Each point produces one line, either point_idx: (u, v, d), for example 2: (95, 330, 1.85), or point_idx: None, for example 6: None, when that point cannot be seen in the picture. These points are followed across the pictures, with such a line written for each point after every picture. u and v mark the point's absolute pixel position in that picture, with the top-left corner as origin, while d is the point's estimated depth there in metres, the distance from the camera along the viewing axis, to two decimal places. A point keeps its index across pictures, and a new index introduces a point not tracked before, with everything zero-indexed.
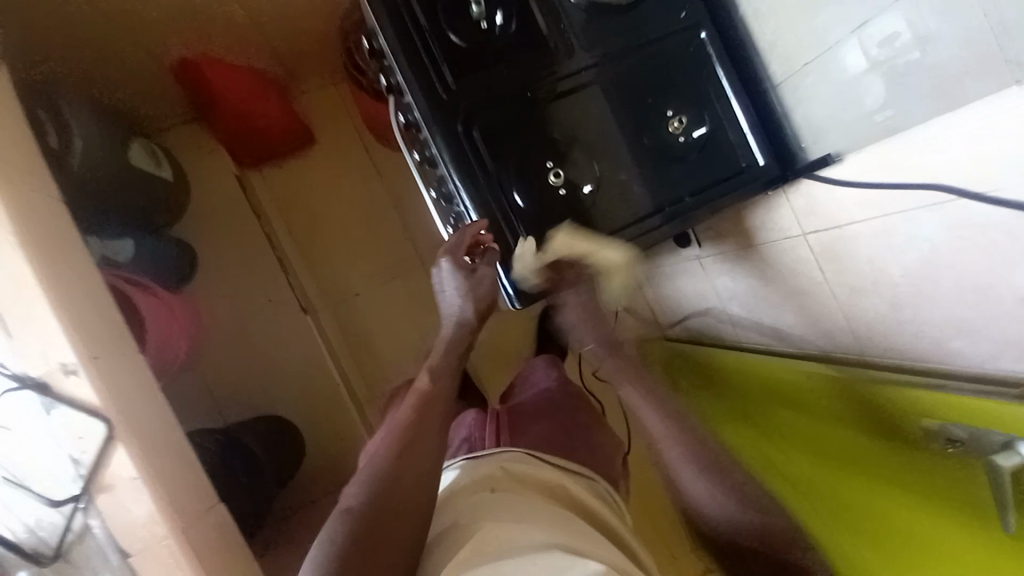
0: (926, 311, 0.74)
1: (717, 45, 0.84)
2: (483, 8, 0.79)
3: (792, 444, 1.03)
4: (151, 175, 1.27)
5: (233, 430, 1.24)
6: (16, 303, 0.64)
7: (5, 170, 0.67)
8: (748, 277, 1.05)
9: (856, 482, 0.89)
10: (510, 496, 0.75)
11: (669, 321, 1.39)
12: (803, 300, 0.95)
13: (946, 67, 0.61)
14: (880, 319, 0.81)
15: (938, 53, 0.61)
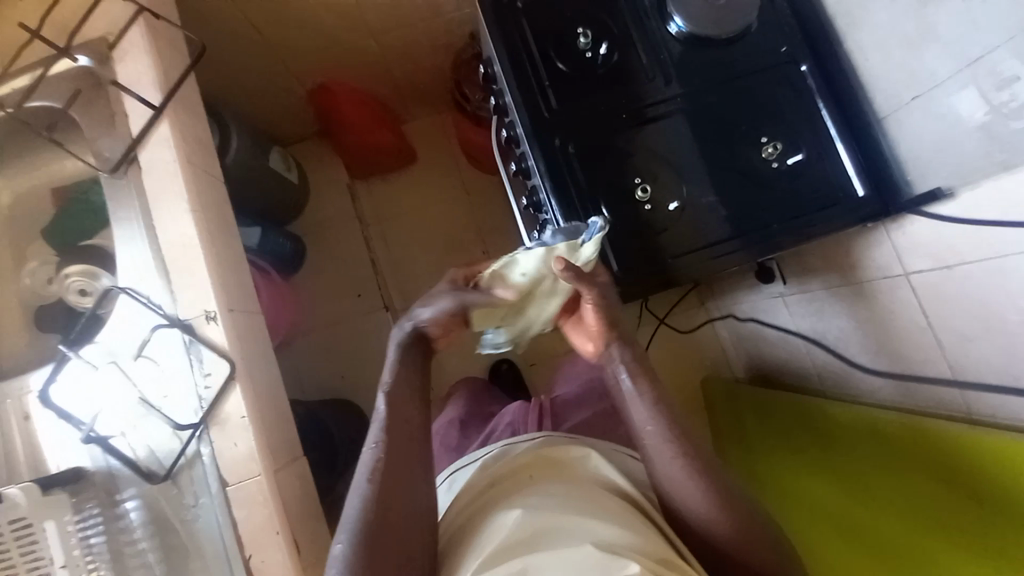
0: None
1: (819, 77, 0.85)
2: (589, 41, 0.87)
3: (825, 480, 0.97)
4: (282, 177, 1.47)
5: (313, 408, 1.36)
6: (182, 259, 0.79)
7: (190, 156, 0.84)
8: (836, 318, 1.00)
9: (893, 525, 0.83)
10: (541, 487, 0.75)
11: (745, 363, 1.34)
12: (901, 347, 0.88)
13: None
14: (990, 370, 0.74)
15: None
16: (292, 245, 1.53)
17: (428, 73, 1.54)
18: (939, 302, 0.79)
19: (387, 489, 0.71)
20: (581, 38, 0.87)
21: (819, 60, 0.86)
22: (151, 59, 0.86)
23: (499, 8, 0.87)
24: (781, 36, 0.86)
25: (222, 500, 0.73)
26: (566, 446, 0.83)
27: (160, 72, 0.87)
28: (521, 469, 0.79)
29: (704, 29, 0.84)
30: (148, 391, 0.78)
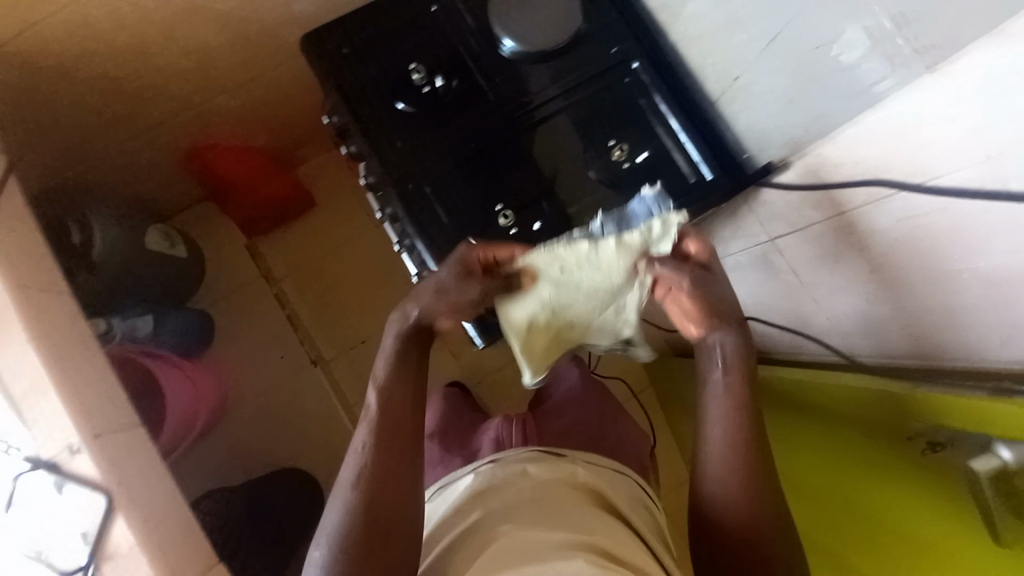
0: (905, 307, 0.73)
1: (650, 72, 0.88)
2: (425, 75, 0.86)
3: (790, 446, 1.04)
4: (166, 255, 1.38)
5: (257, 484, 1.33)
6: (34, 393, 0.74)
7: (23, 281, 0.78)
8: (735, 282, 1.03)
9: (851, 483, 0.91)
10: (547, 500, 0.80)
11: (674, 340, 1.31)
12: (789, 304, 0.93)
13: (862, 65, 0.64)
14: (864, 316, 0.80)
15: (852, 53, 0.65)
16: (199, 321, 1.44)
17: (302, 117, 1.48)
18: (841, 253, 0.77)
19: (376, 495, 0.68)
20: (415, 74, 0.86)
21: (648, 53, 0.89)
22: None
23: (326, 58, 0.85)
24: (608, 38, 0.89)
25: None
26: (559, 466, 0.90)
27: None
28: (511, 484, 0.84)
29: (533, 44, 0.87)
30: (23, 543, 0.71)
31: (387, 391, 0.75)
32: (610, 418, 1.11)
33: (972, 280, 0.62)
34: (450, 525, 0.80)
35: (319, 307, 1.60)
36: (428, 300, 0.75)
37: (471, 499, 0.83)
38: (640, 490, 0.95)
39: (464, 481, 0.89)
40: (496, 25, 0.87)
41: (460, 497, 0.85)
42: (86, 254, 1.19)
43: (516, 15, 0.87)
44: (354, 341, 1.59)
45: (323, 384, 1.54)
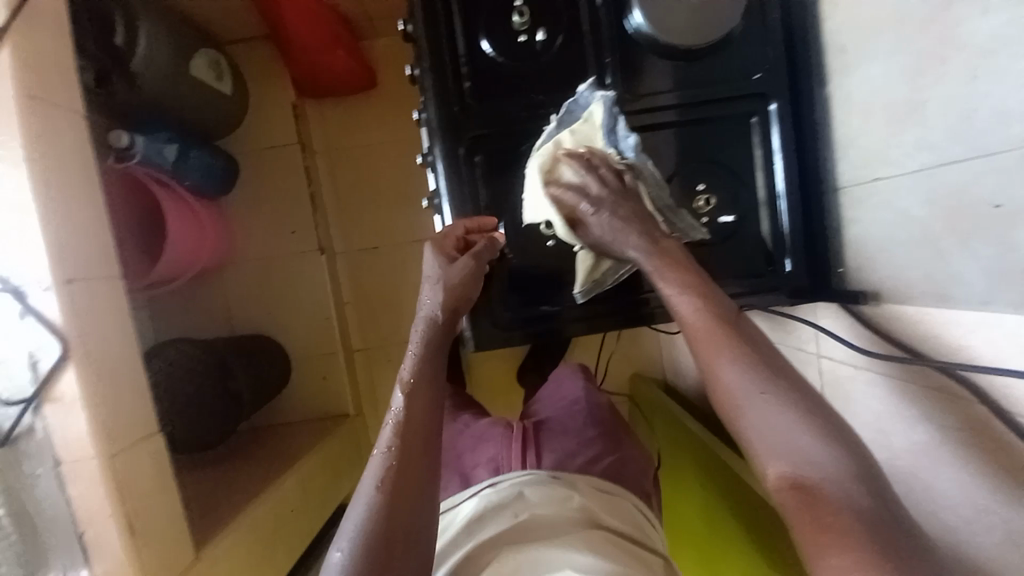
0: (914, 499, 0.71)
1: (784, 121, 0.80)
2: (526, 22, 0.77)
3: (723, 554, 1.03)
4: (209, 88, 1.30)
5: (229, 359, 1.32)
6: (10, 212, 0.70)
7: (34, 85, 0.72)
8: None
9: None
10: (550, 522, 0.83)
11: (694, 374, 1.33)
12: None
13: (1018, 250, 0.53)
14: None
15: (1020, 233, 0.53)
16: (223, 166, 1.39)
17: None
18: (900, 404, 0.71)
19: (393, 517, 0.64)
20: (517, 19, 0.77)
21: (791, 100, 0.80)
22: None
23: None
24: (746, 61, 0.79)
25: (59, 477, 0.75)
26: (552, 488, 0.89)
27: None
28: (507, 511, 0.85)
29: (664, 35, 0.76)
30: None
31: (401, 427, 0.71)
32: (622, 443, 1.08)
33: (999, 526, 0.60)
34: (461, 546, 0.82)
35: (347, 198, 1.56)
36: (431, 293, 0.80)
37: (480, 516, 0.85)
38: (637, 512, 0.96)
39: (464, 507, 0.89)
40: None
41: (459, 528, 0.85)
42: (127, 60, 1.09)
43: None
44: (366, 245, 1.57)
45: (322, 274, 1.52)
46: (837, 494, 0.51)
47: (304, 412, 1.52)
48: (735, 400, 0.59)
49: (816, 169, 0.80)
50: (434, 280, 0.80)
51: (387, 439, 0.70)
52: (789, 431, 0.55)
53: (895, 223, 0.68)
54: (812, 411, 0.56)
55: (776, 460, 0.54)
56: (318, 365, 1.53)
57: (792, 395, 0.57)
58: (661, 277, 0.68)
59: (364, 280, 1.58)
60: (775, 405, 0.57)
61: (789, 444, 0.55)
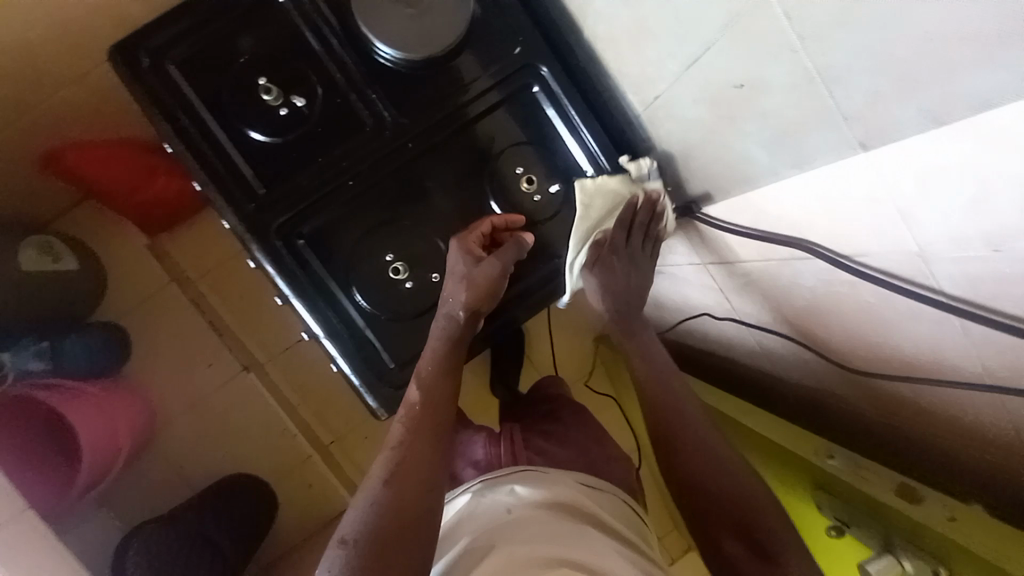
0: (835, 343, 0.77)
1: (560, 78, 0.85)
2: (279, 94, 0.78)
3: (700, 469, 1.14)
4: (53, 274, 1.22)
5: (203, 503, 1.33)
6: None
7: None
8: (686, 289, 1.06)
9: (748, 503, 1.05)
10: (531, 516, 0.79)
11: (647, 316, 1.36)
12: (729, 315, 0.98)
13: (780, 118, 0.59)
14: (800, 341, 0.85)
15: (772, 104, 0.59)
16: (107, 343, 1.31)
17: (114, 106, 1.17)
18: (781, 283, 0.77)
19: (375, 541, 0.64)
20: (268, 96, 0.78)
21: (557, 59, 0.86)
22: None
23: (161, 93, 0.76)
24: (497, 37, 0.84)
25: None
26: (542, 479, 0.86)
27: None
28: (497, 505, 0.82)
29: (415, 53, 0.79)
30: None
31: (408, 419, 0.77)
32: None
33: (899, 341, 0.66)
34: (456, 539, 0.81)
35: (239, 313, 1.49)
36: (454, 281, 0.82)
37: (472, 512, 0.83)
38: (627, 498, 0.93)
39: (459, 506, 0.87)
40: (366, 28, 0.78)
41: (451, 523, 0.84)
42: None
43: (394, 14, 0.78)
44: (287, 343, 1.53)
45: (260, 393, 1.48)
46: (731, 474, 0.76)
47: (306, 526, 1.48)
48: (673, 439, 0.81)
49: (607, 107, 0.88)
50: (459, 280, 0.83)
51: (396, 436, 0.75)
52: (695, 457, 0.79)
53: (688, 127, 0.75)
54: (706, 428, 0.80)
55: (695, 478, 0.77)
56: (297, 477, 1.50)
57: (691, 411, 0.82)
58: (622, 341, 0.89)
59: (300, 380, 1.54)
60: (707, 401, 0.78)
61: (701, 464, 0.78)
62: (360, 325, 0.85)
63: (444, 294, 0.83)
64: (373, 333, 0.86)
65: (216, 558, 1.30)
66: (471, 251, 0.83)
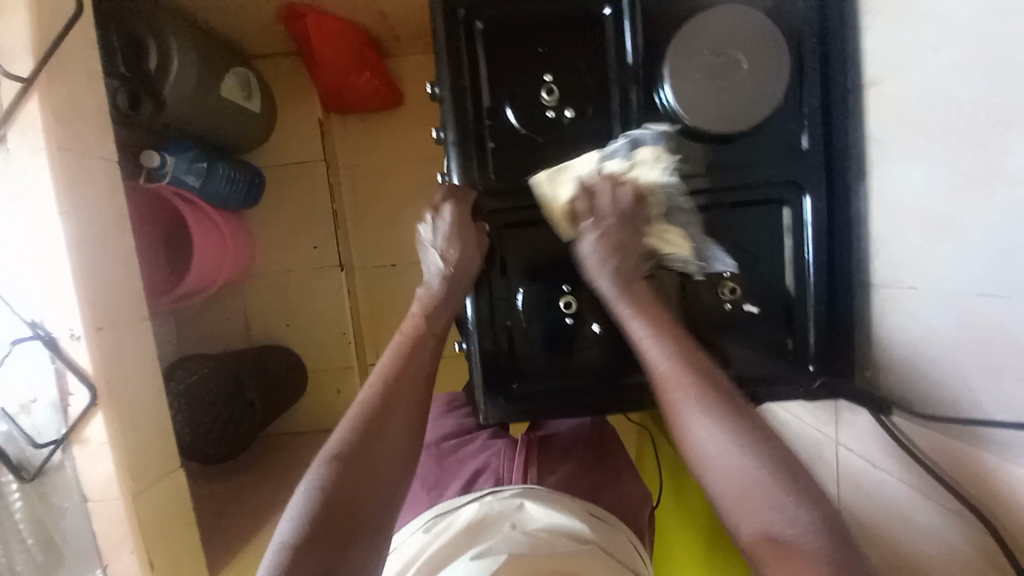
0: None
1: (825, 194, 0.67)
2: (555, 99, 0.68)
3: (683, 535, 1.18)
4: (239, 108, 1.31)
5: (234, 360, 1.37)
6: (46, 263, 0.70)
7: (68, 139, 0.72)
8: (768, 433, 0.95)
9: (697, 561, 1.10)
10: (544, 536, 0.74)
11: None
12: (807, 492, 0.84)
13: None
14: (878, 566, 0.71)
15: None
16: (247, 177, 1.41)
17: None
18: (918, 522, 0.65)
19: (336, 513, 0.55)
20: (546, 95, 0.68)
21: (829, 195, 0.67)
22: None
23: (455, 31, 0.67)
24: (800, 136, 0.66)
25: (84, 511, 0.76)
26: (551, 501, 0.83)
27: (34, 23, 0.70)
28: (505, 522, 0.78)
29: (700, 121, 0.65)
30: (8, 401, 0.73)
31: (405, 354, 0.69)
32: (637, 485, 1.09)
33: None
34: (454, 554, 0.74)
35: (368, 216, 1.58)
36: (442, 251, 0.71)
37: (477, 527, 0.77)
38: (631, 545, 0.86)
39: (457, 517, 0.82)
40: (666, 67, 0.65)
41: (453, 534, 0.77)
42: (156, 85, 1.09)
43: (696, 60, 0.64)
44: (383, 262, 1.60)
45: (342, 289, 1.55)
46: (809, 544, 0.47)
47: (325, 420, 1.56)
48: (722, 498, 0.53)
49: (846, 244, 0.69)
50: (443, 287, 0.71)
51: (389, 366, 0.67)
52: (732, 459, 0.53)
53: (881, 355, 0.65)
54: (783, 457, 0.53)
55: (745, 515, 0.51)
56: (334, 376, 1.57)
57: (741, 421, 0.56)
58: (645, 345, 0.63)
59: (378, 296, 1.61)
60: (732, 444, 0.54)
61: (746, 482, 0.52)
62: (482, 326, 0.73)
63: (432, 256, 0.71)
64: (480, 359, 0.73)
65: (235, 413, 1.29)
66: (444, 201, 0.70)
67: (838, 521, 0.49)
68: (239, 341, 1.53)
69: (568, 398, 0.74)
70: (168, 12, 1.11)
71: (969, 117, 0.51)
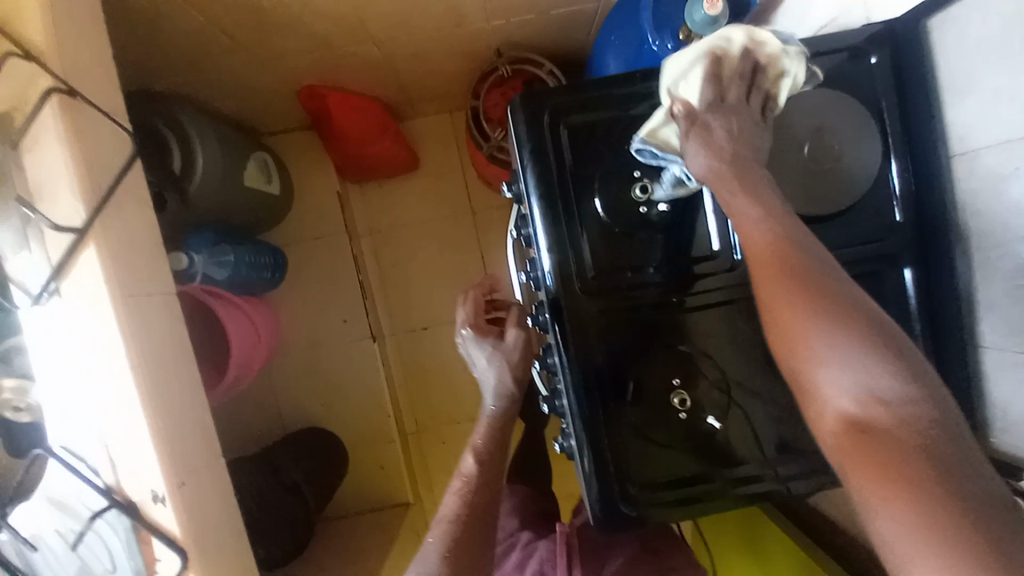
0: None
1: (918, 263, 0.68)
2: (647, 194, 0.70)
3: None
4: (260, 192, 1.26)
5: (270, 456, 1.33)
6: (122, 420, 0.65)
7: (131, 282, 0.67)
8: None
9: None
10: None
11: None
12: None
13: None
14: None
15: None
16: (269, 258, 1.34)
17: (387, 67, 1.19)
18: None
19: None
20: (638, 190, 0.69)
21: (924, 263, 0.69)
22: (63, 138, 0.63)
23: (542, 137, 0.69)
24: (892, 208, 0.68)
25: None
26: None
27: (80, 163, 0.64)
28: None
29: (795, 200, 0.65)
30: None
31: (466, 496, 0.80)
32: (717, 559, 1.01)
33: None
34: None
35: (395, 281, 1.55)
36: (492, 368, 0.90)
37: None
38: None
39: None
40: (764, 147, 0.65)
41: None
42: (184, 185, 1.03)
43: (795, 155, 0.65)
44: (414, 326, 1.56)
45: (376, 360, 1.49)
46: (910, 426, 0.44)
47: (371, 499, 1.49)
48: (813, 379, 0.49)
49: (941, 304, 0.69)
50: (499, 397, 0.90)
51: (451, 510, 0.78)
52: (834, 340, 0.48)
53: (992, 415, 0.65)
54: (892, 343, 0.47)
55: (835, 395, 0.48)
56: (377, 451, 1.50)
57: (860, 312, 0.49)
58: (739, 218, 0.56)
59: (414, 360, 1.57)
60: (843, 334, 0.48)
61: (845, 361, 0.48)
62: (588, 423, 0.72)
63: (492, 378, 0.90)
64: (589, 459, 0.73)
65: (294, 513, 1.23)
66: (468, 326, 0.93)
67: (954, 414, 0.45)
68: (273, 428, 1.46)
69: (687, 487, 0.73)
70: (186, 105, 1.06)
71: None
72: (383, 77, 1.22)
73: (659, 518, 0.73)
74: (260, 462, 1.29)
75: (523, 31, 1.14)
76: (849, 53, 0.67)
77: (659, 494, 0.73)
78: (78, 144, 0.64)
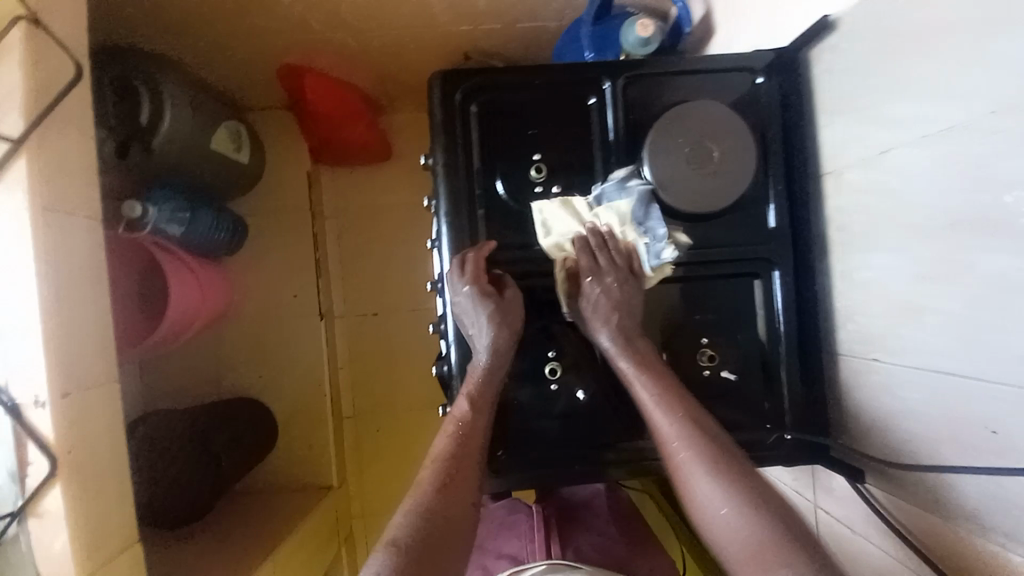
0: None
1: (788, 268, 0.74)
2: (543, 175, 0.76)
3: None
4: (228, 159, 1.32)
5: (203, 420, 1.27)
6: (18, 325, 0.68)
7: (55, 200, 0.71)
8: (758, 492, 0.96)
9: None
10: None
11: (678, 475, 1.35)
12: None
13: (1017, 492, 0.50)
14: None
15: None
16: (230, 226, 1.39)
17: (364, 60, 1.27)
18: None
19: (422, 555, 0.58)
20: (533, 171, 0.75)
21: (795, 271, 0.74)
22: (16, 58, 0.69)
23: (451, 110, 0.75)
24: (766, 215, 0.74)
25: None
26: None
27: (28, 84, 0.69)
28: None
29: (676, 200, 0.71)
30: None
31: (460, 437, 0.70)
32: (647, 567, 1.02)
33: None
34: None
35: (351, 265, 1.59)
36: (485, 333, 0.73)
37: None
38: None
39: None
40: (648, 144, 0.71)
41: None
42: (148, 137, 1.08)
43: (676, 155, 0.71)
44: (365, 310, 1.59)
45: (320, 338, 1.52)
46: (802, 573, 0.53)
47: (295, 477, 1.50)
48: (725, 544, 0.58)
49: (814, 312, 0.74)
50: (489, 349, 0.74)
51: (443, 450, 0.69)
52: (734, 514, 0.59)
53: (848, 419, 0.71)
54: (755, 493, 0.60)
55: (741, 550, 0.57)
56: (308, 430, 1.51)
57: (749, 488, 0.61)
58: (652, 409, 0.69)
59: (360, 345, 1.59)
60: (726, 495, 0.61)
61: (749, 540, 0.56)
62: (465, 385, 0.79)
63: (484, 341, 0.74)
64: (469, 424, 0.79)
65: (210, 478, 1.20)
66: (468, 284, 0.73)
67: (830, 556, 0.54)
68: (208, 391, 1.48)
69: None
70: (163, 61, 1.11)
71: (926, 219, 0.56)
72: (359, 69, 1.31)
73: (533, 480, 0.81)
74: (189, 419, 1.24)
75: (490, 40, 1.22)
76: (739, 72, 0.75)
77: (538, 461, 0.81)
78: (28, 65, 0.70)
